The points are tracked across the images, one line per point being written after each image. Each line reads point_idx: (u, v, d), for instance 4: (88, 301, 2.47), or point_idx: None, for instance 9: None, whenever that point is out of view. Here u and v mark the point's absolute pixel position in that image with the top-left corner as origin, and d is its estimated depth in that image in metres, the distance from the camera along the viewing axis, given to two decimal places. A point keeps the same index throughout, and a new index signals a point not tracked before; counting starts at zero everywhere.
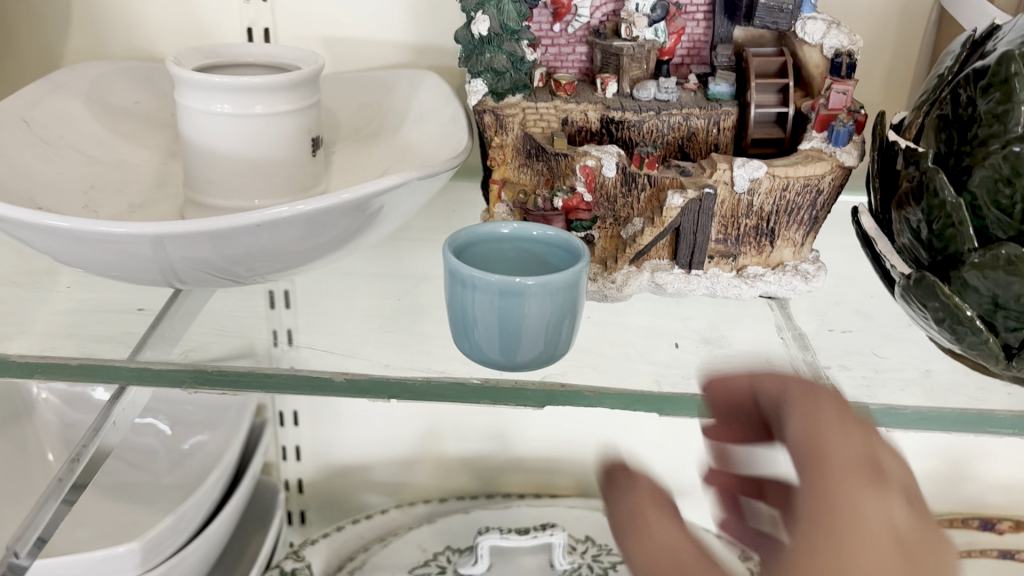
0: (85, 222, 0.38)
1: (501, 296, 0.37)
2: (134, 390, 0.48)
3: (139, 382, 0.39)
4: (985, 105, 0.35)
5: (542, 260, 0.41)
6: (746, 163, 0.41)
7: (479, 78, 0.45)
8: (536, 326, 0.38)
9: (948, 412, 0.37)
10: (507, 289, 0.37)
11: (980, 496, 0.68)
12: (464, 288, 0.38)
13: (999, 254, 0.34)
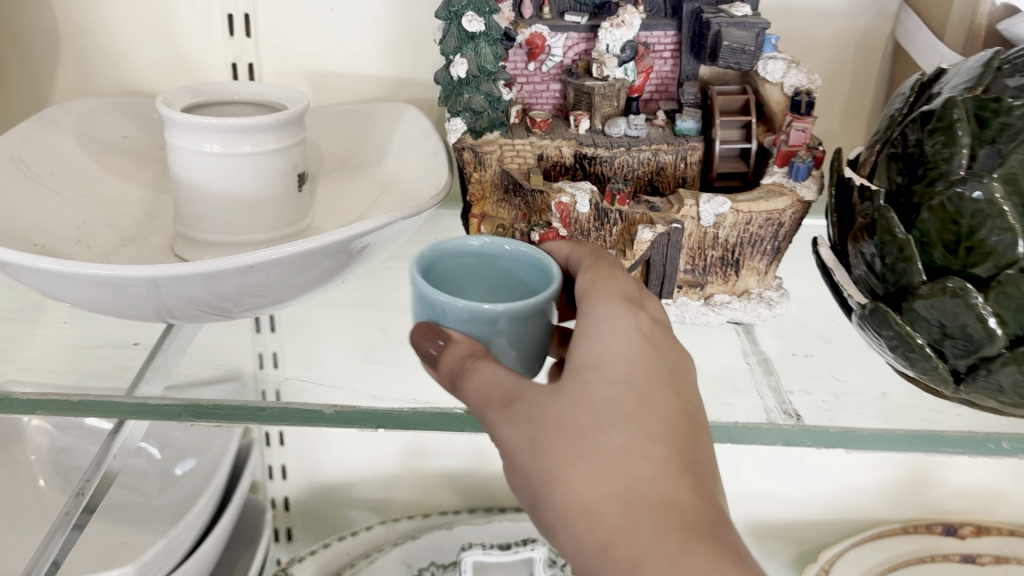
0: (76, 264, 0.40)
1: (468, 321, 0.36)
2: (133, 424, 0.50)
3: (138, 417, 0.40)
4: (931, 148, 0.38)
5: (502, 277, 0.41)
6: (711, 199, 0.44)
7: (458, 116, 0.47)
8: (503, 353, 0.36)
9: (902, 433, 0.39)
10: (475, 313, 0.35)
11: (943, 502, 0.71)
12: (432, 311, 0.37)
13: (945, 287, 0.36)
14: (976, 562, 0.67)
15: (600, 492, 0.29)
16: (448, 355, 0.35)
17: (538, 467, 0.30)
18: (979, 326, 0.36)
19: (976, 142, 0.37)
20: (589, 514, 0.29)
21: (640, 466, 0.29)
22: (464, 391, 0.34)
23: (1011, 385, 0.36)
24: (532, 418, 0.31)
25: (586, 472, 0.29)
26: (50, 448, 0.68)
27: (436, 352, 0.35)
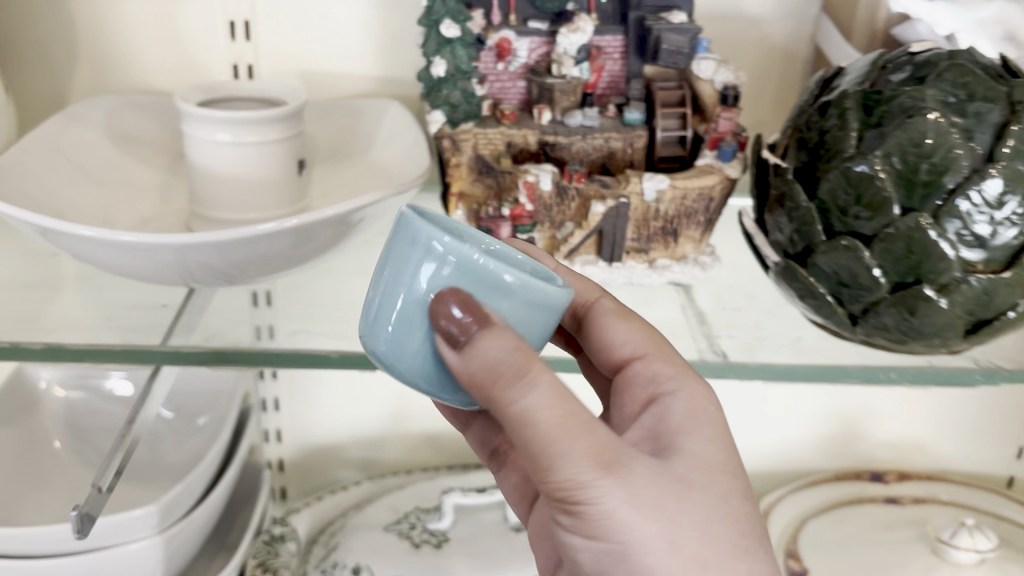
0: (109, 230, 0.47)
1: (487, 289, 0.34)
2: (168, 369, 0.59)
3: (172, 361, 0.48)
4: (829, 132, 0.46)
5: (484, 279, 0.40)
6: (653, 177, 0.52)
7: (437, 110, 0.54)
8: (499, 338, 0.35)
9: (809, 368, 0.49)
10: (500, 284, 0.34)
11: (870, 452, 0.80)
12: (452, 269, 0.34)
13: (841, 245, 0.45)
14: (898, 502, 0.75)
15: (703, 538, 0.36)
16: (493, 349, 0.32)
17: (615, 493, 0.33)
18: (867, 276, 0.45)
19: (863, 127, 0.45)
20: (687, 547, 0.35)
21: (726, 504, 0.37)
22: (532, 413, 0.32)
23: (894, 322, 0.46)
24: (602, 442, 0.33)
25: (683, 509, 0.35)
26: (65, 411, 0.75)
27: (485, 345, 0.33)
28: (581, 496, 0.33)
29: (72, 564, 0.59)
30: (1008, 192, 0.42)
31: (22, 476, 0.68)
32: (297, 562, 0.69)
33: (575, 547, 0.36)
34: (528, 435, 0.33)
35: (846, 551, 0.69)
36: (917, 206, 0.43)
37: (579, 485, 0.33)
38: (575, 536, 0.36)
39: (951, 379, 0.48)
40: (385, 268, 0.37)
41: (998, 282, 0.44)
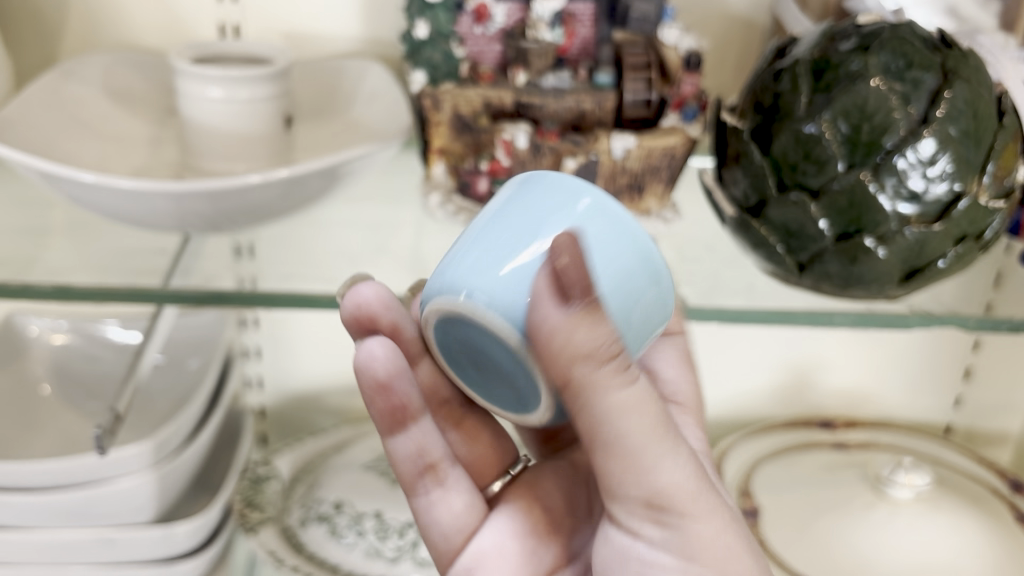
0: (109, 177, 0.50)
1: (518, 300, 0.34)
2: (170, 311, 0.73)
3: (174, 301, 0.53)
4: (781, 95, 0.51)
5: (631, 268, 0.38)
6: (622, 136, 0.56)
7: (420, 71, 0.58)
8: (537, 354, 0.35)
9: (756, 311, 0.55)
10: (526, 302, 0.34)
11: (821, 402, 0.86)
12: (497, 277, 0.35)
13: (789, 199, 0.50)
14: (845, 447, 0.80)
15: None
16: (583, 339, 0.32)
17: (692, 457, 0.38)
18: (813, 228, 0.50)
19: (815, 91, 0.50)
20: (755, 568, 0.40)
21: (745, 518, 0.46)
22: (625, 415, 0.34)
23: (838, 270, 0.50)
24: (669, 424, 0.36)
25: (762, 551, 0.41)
26: (54, 358, 0.75)
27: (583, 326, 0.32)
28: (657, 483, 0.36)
29: (67, 497, 0.62)
30: (940, 152, 0.47)
31: (15, 417, 0.70)
32: (281, 499, 0.73)
33: (647, 555, 0.39)
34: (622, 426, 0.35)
35: (793, 488, 0.75)
36: (859, 163, 0.48)
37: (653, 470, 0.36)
38: (652, 544, 0.38)
39: (886, 323, 0.55)
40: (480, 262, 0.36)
41: (930, 233, 0.49)
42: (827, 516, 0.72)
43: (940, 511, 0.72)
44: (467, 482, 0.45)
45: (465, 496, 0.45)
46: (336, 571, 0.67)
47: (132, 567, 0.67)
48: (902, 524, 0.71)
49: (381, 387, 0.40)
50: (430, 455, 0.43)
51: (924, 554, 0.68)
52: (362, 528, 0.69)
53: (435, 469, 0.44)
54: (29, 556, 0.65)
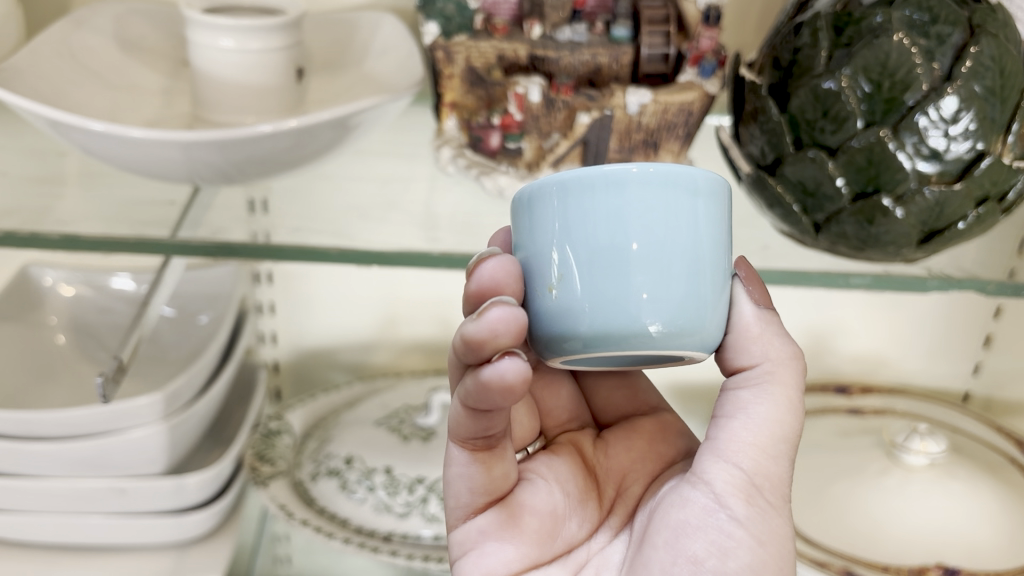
0: (118, 126, 0.50)
1: (603, 189, 0.35)
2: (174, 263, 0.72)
3: (183, 252, 0.53)
4: (801, 51, 0.50)
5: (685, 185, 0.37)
6: (637, 92, 0.55)
7: (432, 22, 0.56)
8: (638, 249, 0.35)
9: (772, 273, 0.54)
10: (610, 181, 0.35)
11: (837, 366, 0.85)
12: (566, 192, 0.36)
13: (806, 156, 0.49)
14: (860, 412, 0.80)
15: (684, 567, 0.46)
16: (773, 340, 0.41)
17: (791, 453, 0.42)
18: (829, 186, 0.49)
19: (835, 45, 0.49)
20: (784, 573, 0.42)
21: None
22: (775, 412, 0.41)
23: (854, 230, 0.50)
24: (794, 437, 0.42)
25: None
26: (70, 307, 0.76)
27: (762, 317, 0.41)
28: (764, 464, 0.41)
29: (80, 447, 0.63)
30: (963, 110, 0.46)
31: (30, 365, 0.70)
32: (293, 454, 0.74)
33: (726, 525, 0.41)
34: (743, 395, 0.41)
35: (808, 454, 0.74)
36: (878, 120, 0.47)
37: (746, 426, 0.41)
38: (735, 518, 0.40)
39: (904, 286, 0.54)
40: (556, 270, 0.37)
41: (950, 194, 0.47)
42: (840, 483, 0.71)
43: (956, 479, 0.71)
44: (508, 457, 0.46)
45: (507, 466, 0.46)
46: (346, 526, 0.67)
47: (146, 517, 0.68)
48: (914, 491, 0.70)
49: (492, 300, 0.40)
50: (493, 429, 0.43)
51: (938, 521, 0.67)
52: (372, 483, 0.69)
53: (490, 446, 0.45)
54: (45, 504, 0.66)
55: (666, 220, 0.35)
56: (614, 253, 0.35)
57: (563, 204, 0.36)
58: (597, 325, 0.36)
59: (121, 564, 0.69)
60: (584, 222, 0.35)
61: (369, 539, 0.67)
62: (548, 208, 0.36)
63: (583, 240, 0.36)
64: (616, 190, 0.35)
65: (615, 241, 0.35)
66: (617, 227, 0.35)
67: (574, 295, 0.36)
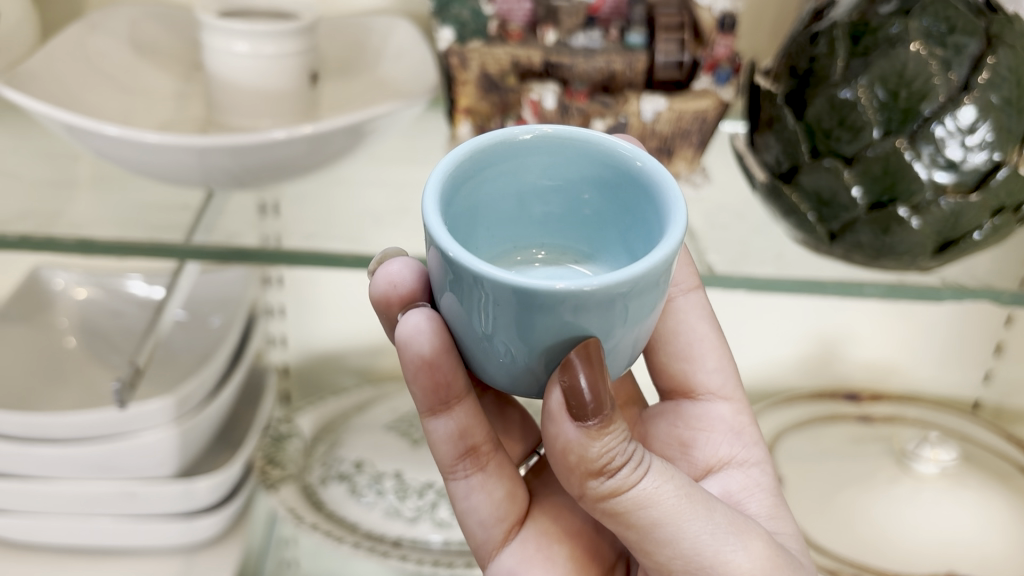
0: (134, 131, 0.50)
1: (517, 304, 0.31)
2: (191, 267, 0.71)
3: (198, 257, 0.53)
4: (817, 59, 0.50)
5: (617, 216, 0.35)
6: (652, 99, 0.56)
7: (447, 28, 0.56)
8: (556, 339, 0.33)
9: (787, 281, 0.54)
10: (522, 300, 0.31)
11: (848, 373, 0.85)
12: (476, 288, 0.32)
13: (822, 165, 0.49)
14: (871, 420, 0.80)
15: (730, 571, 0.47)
16: (596, 451, 0.36)
17: (712, 514, 0.39)
18: (845, 196, 0.49)
19: (852, 54, 0.48)
20: None
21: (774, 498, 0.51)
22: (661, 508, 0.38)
23: (870, 240, 0.49)
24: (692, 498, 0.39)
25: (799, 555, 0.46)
26: (80, 309, 0.76)
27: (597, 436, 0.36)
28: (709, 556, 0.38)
29: (90, 450, 0.63)
30: (980, 120, 0.46)
31: (41, 368, 0.70)
32: (302, 458, 0.74)
33: None
34: (650, 517, 0.38)
35: (818, 461, 0.74)
36: (895, 130, 0.47)
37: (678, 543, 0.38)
38: None
39: (918, 295, 0.54)
40: (472, 333, 0.34)
41: (966, 204, 0.47)
42: (851, 490, 0.71)
43: (967, 488, 0.71)
44: (507, 470, 0.47)
45: (504, 485, 0.47)
46: (355, 531, 0.68)
47: (155, 520, 0.68)
48: (924, 500, 0.69)
49: (426, 365, 0.39)
50: (470, 438, 0.44)
51: (949, 531, 0.67)
52: (382, 487, 0.69)
53: (476, 452, 0.45)
54: (55, 506, 0.66)
55: (586, 321, 0.32)
56: (529, 341, 0.33)
57: (472, 292, 0.32)
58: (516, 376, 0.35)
59: (130, 567, 0.69)
60: (493, 313, 0.32)
61: (379, 543, 0.67)
62: (460, 288, 0.33)
63: (495, 326, 0.33)
64: (532, 305, 0.31)
65: (529, 334, 0.33)
66: (535, 327, 0.32)
67: (488, 353, 0.35)
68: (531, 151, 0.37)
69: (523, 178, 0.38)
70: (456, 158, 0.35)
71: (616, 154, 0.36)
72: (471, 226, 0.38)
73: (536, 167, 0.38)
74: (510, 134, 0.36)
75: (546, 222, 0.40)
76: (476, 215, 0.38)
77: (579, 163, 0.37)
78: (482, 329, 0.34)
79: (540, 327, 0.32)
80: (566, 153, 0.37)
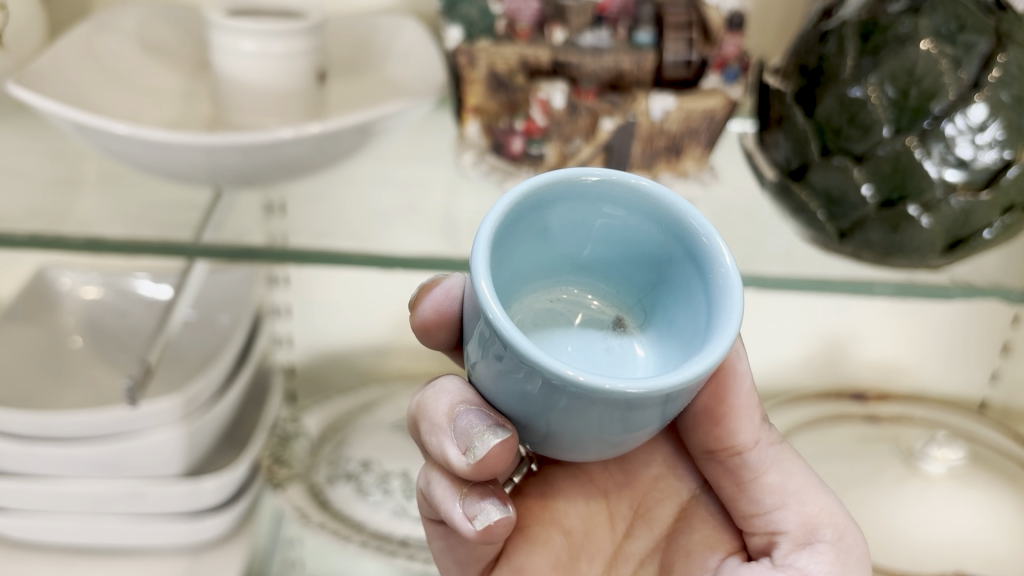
0: (143, 128, 0.50)
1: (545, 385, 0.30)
2: (197, 266, 0.70)
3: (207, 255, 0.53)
4: (827, 58, 0.50)
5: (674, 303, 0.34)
6: (661, 98, 0.55)
7: (455, 27, 0.56)
8: (578, 422, 0.32)
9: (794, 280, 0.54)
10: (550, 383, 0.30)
11: (855, 373, 0.85)
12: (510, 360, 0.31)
13: (831, 164, 0.49)
14: (878, 419, 0.79)
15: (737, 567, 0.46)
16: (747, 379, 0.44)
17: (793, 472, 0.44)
18: (855, 194, 0.49)
19: (862, 52, 0.48)
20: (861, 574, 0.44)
21: None
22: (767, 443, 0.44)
23: (879, 238, 0.49)
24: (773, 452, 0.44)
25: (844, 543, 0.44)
26: (86, 308, 0.76)
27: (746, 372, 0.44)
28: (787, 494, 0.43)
29: (97, 449, 0.63)
30: (990, 118, 0.45)
31: (47, 367, 0.70)
32: (309, 457, 0.74)
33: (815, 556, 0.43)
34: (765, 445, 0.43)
35: (826, 460, 0.74)
36: (905, 128, 0.47)
37: (782, 507, 0.44)
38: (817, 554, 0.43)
39: (927, 293, 0.54)
40: (495, 390, 0.34)
41: (976, 202, 0.47)
42: (857, 489, 0.71)
43: (975, 488, 0.70)
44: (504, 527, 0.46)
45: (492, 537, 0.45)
46: (362, 531, 0.67)
47: (162, 521, 0.67)
48: (932, 500, 0.69)
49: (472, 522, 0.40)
50: None
51: (957, 531, 0.67)
52: (389, 487, 0.69)
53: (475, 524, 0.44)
54: (62, 505, 0.66)
55: (612, 416, 0.31)
56: (550, 415, 0.32)
57: (502, 358, 0.31)
58: (531, 435, 0.35)
59: (137, 567, 0.69)
60: (520, 381, 0.31)
61: (386, 543, 0.67)
62: (492, 350, 0.32)
63: (520, 395, 0.32)
64: (563, 393, 0.30)
65: (550, 411, 0.32)
66: (560, 409, 0.31)
67: (507, 408, 0.34)
68: (593, 195, 0.35)
69: (579, 220, 0.36)
70: (521, 192, 0.33)
71: (685, 219, 0.34)
72: (521, 259, 0.36)
73: (600, 211, 0.36)
74: (576, 173, 0.34)
75: (592, 264, 0.38)
76: (526, 249, 0.36)
77: (646, 218, 0.35)
78: (507, 389, 0.33)
79: (575, 411, 0.31)
80: (637, 207, 0.35)
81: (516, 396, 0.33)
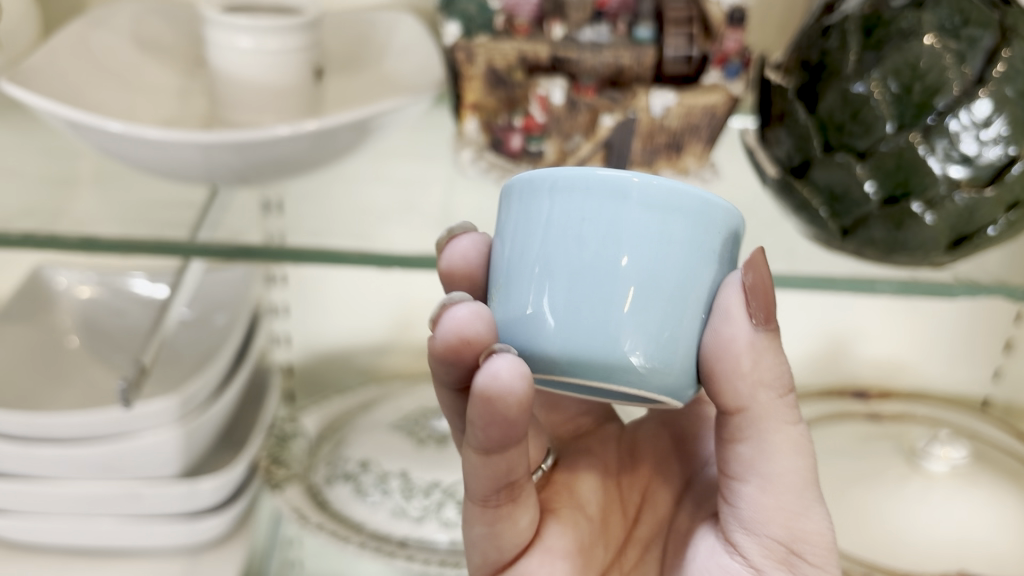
0: (137, 126, 0.49)
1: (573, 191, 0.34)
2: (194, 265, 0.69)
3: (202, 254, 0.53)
4: (829, 53, 0.49)
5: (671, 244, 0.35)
6: (662, 94, 0.55)
7: (453, 22, 0.55)
8: (602, 249, 0.33)
9: (797, 278, 0.53)
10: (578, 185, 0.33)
11: (856, 372, 0.85)
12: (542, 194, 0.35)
13: (834, 161, 0.48)
14: (879, 418, 0.79)
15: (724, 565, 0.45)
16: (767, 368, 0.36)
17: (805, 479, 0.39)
18: (858, 191, 0.48)
19: (864, 48, 0.48)
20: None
21: None
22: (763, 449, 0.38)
23: (882, 235, 0.49)
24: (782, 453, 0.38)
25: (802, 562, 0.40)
26: (82, 308, 0.75)
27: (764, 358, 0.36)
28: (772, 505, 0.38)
29: (93, 450, 0.62)
30: (995, 114, 0.45)
31: (42, 366, 0.70)
32: (307, 458, 0.74)
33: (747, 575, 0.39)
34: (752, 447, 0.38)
35: (829, 459, 0.73)
36: (909, 124, 0.46)
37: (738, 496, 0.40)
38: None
39: (931, 291, 0.53)
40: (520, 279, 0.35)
41: (980, 199, 0.46)
42: (860, 488, 0.70)
43: (979, 487, 0.70)
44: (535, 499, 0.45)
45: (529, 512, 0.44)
46: (360, 531, 0.67)
47: (159, 521, 0.67)
48: (936, 499, 0.69)
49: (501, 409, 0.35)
50: (511, 475, 0.41)
51: (961, 530, 0.66)
52: (388, 487, 0.68)
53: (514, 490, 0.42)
54: (58, 506, 0.66)
55: (633, 230, 0.33)
56: (573, 258, 0.34)
57: (533, 201, 0.35)
58: (553, 334, 0.34)
59: (133, 568, 0.68)
60: (547, 222, 0.34)
61: (384, 544, 0.66)
62: (523, 209, 0.36)
63: (547, 247, 0.34)
64: (592, 192, 0.33)
65: (575, 242, 0.34)
66: (586, 228, 0.34)
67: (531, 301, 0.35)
68: None
69: None
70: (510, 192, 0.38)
71: None
72: None
73: None
74: None
75: None
76: None
77: None
78: (535, 255, 0.35)
79: (599, 222, 0.33)
80: None
81: (541, 256, 0.35)
